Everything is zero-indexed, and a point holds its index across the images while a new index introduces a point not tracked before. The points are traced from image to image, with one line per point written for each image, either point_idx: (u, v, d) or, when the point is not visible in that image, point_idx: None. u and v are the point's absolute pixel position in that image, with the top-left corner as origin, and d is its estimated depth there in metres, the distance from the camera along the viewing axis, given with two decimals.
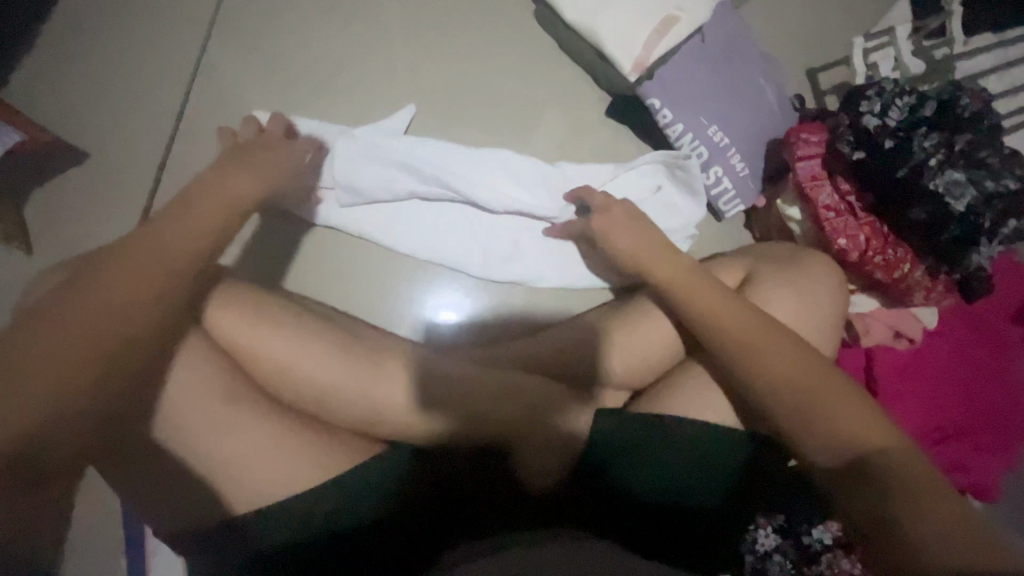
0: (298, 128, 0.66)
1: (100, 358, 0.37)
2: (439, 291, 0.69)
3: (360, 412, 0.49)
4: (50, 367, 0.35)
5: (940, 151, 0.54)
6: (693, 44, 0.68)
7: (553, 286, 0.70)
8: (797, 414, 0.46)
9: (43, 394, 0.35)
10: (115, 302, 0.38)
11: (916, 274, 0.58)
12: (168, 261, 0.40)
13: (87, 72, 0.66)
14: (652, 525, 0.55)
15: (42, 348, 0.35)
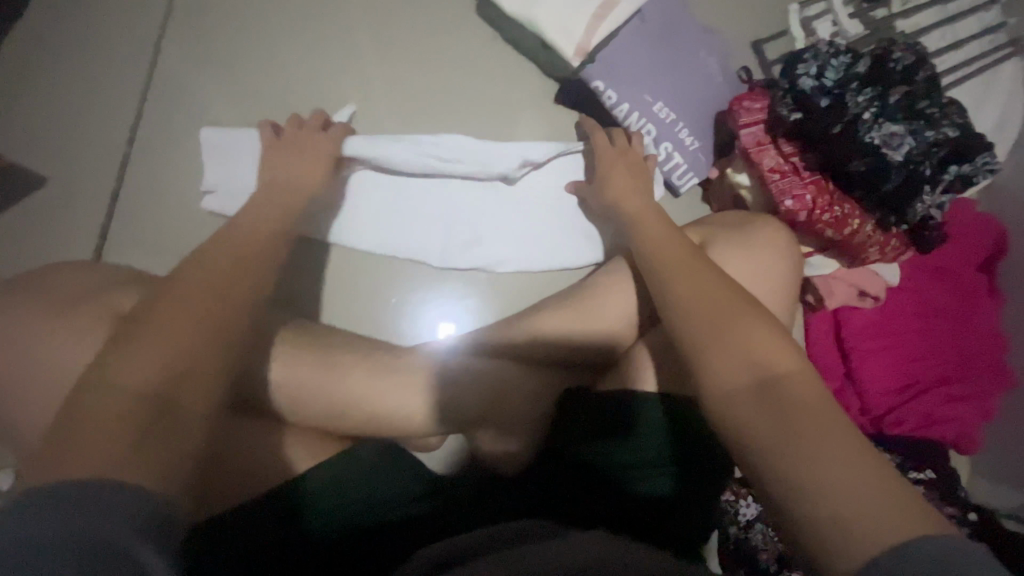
0: (215, 137, 0.66)
1: (200, 334, 0.38)
2: (415, 291, 0.69)
3: (327, 403, 0.52)
4: (154, 350, 0.36)
5: (874, 105, 0.55)
6: (632, 26, 0.69)
7: (514, 270, 0.71)
8: (702, 346, 0.44)
9: (149, 369, 0.35)
10: (199, 294, 0.40)
11: (866, 229, 0.59)
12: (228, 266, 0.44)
13: (41, 99, 0.67)
14: (626, 512, 0.53)
15: (148, 336, 0.37)
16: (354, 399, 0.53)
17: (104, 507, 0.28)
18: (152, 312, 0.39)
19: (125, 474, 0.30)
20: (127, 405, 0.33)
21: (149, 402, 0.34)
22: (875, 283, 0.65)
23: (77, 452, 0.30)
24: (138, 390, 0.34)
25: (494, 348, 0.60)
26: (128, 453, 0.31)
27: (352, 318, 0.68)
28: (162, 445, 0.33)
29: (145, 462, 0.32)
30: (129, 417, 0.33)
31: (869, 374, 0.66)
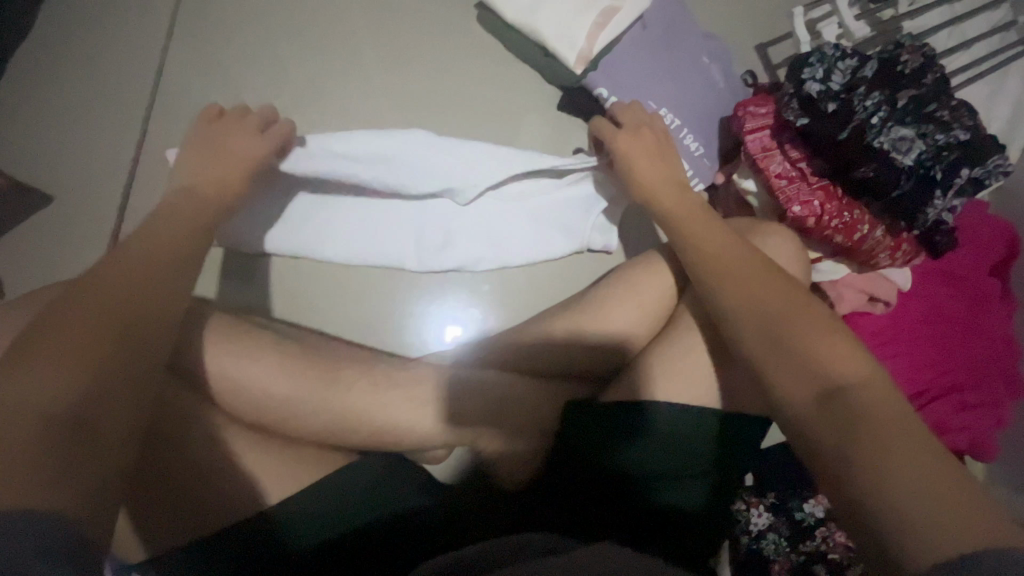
0: None
1: (122, 343, 0.36)
2: (416, 301, 0.70)
3: (329, 419, 0.51)
4: (66, 361, 0.34)
5: (883, 108, 0.54)
6: (634, 32, 0.69)
7: (492, 267, 0.71)
8: (758, 361, 0.46)
9: (65, 381, 0.33)
10: (116, 300, 0.38)
11: (877, 235, 0.58)
12: (145, 270, 0.41)
13: (50, 115, 0.68)
14: (634, 521, 0.53)
15: (58, 344, 0.34)
16: (356, 418, 0.51)
17: (20, 534, 0.27)
18: (61, 316, 0.36)
19: (43, 499, 0.29)
20: (42, 421, 0.32)
21: (73, 418, 0.33)
22: (886, 289, 0.64)
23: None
24: (56, 404, 0.32)
25: (497, 358, 0.60)
26: (51, 474, 0.30)
27: (355, 332, 0.68)
28: (82, 464, 0.32)
29: (62, 483, 0.31)
30: (51, 436, 0.31)
31: None
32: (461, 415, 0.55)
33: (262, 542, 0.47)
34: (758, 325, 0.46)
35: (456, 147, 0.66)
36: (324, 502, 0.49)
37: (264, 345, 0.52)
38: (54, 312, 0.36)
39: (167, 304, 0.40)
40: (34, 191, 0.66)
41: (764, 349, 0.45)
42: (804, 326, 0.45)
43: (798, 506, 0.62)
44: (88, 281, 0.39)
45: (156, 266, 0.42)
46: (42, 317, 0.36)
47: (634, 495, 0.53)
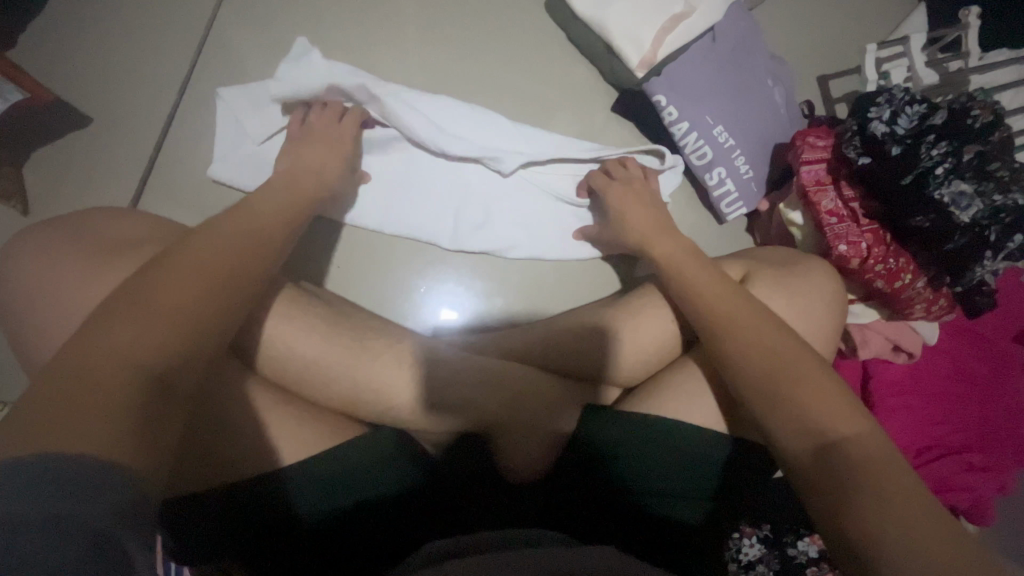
0: (235, 96, 0.63)
1: (205, 313, 0.36)
2: (443, 283, 0.69)
3: (348, 387, 0.51)
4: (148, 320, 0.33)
5: (949, 159, 0.52)
6: (703, 43, 0.67)
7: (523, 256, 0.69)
8: (767, 403, 0.44)
9: (147, 340, 0.33)
10: (206, 266, 0.38)
11: (918, 285, 0.57)
12: (233, 241, 0.41)
13: (100, 36, 0.66)
14: (632, 528, 0.54)
15: (143, 302, 0.34)
16: (376, 387, 0.52)
17: (96, 487, 0.26)
18: (151, 274, 0.36)
19: (114, 449, 0.28)
20: (123, 377, 0.31)
21: (151, 379, 0.32)
22: (912, 340, 0.64)
23: (62, 422, 0.27)
24: (139, 360, 0.32)
25: (519, 354, 0.60)
26: (120, 420, 0.29)
27: (376, 304, 0.67)
28: (150, 429, 0.30)
29: (138, 437, 0.29)
30: (130, 389, 0.30)
31: (893, 430, 0.64)
32: (474, 404, 0.55)
33: (267, 508, 0.46)
34: (771, 369, 0.45)
35: (497, 128, 0.68)
36: (335, 473, 0.48)
37: (290, 305, 0.51)
38: (148, 272, 0.37)
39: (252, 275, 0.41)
40: (74, 112, 0.64)
41: (795, 392, 0.43)
42: (816, 370, 0.45)
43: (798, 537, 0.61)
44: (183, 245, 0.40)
45: (251, 238, 0.43)
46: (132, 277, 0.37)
47: (634, 507, 0.54)
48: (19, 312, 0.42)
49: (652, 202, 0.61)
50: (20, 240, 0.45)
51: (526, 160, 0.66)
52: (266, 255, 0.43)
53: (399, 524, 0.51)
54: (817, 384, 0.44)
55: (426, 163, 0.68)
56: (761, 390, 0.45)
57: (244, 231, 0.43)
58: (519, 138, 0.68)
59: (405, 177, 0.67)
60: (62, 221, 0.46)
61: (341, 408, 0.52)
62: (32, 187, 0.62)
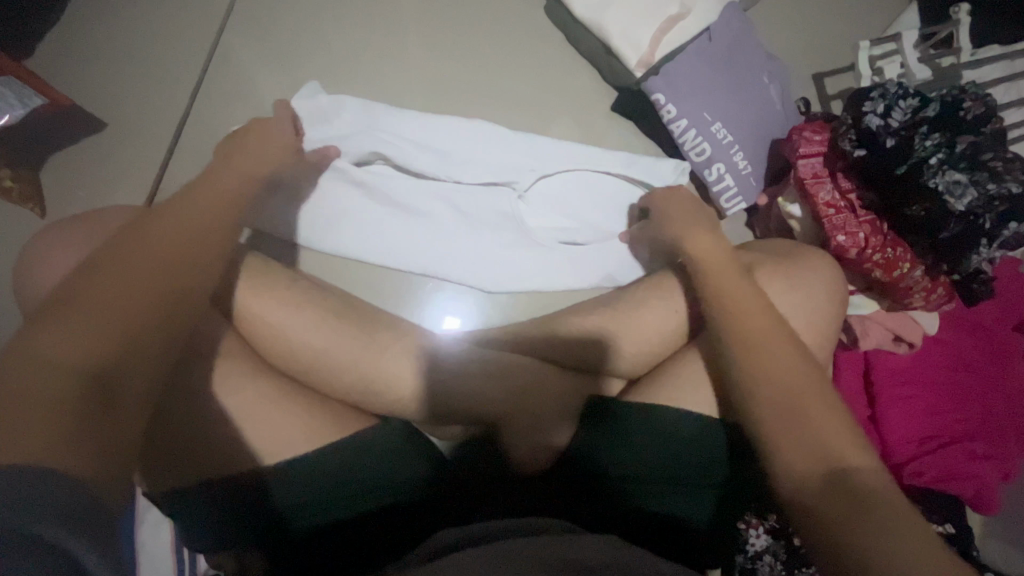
0: None
1: (153, 294, 0.36)
2: (450, 290, 0.70)
3: (357, 381, 0.52)
4: (99, 312, 0.33)
5: (942, 150, 0.53)
6: (700, 43, 0.69)
7: (530, 263, 0.69)
8: (772, 389, 0.45)
9: (97, 333, 0.32)
10: (161, 274, 0.37)
11: (916, 275, 0.58)
12: (179, 229, 0.40)
13: (114, 45, 0.68)
14: (641, 519, 0.53)
15: (96, 295, 0.34)
16: (382, 381, 0.53)
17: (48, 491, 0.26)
18: (103, 267, 0.36)
19: (49, 446, 0.27)
20: (72, 368, 0.31)
21: (108, 372, 0.32)
22: (913, 330, 0.65)
23: (15, 422, 0.27)
24: (95, 354, 0.32)
25: (524, 348, 0.61)
26: (78, 414, 0.29)
27: (380, 297, 0.68)
28: (97, 418, 0.30)
29: (88, 433, 0.29)
30: (80, 378, 0.31)
31: (893, 418, 0.65)
32: (482, 397, 0.56)
33: (278, 497, 0.46)
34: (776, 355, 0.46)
35: (510, 146, 0.70)
36: (344, 463, 0.49)
37: (298, 299, 0.52)
38: (96, 266, 0.36)
39: (215, 270, 0.41)
40: (89, 117, 0.66)
41: (799, 382, 0.44)
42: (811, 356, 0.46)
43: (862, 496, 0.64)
44: (120, 242, 0.38)
45: (205, 216, 0.42)
46: (52, 304, 0.33)
47: (642, 499, 0.54)
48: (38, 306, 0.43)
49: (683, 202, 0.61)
50: (42, 240, 0.46)
51: (537, 175, 0.69)
52: (220, 242, 0.42)
53: (404, 515, 0.51)
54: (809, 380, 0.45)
55: (442, 186, 0.69)
56: (768, 376, 0.45)
57: (207, 222, 0.42)
58: (529, 150, 0.70)
59: (416, 197, 0.68)
60: (83, 218, 0.48)
61: (350, 403, 0.53)
62: (49, 191, 0.63)
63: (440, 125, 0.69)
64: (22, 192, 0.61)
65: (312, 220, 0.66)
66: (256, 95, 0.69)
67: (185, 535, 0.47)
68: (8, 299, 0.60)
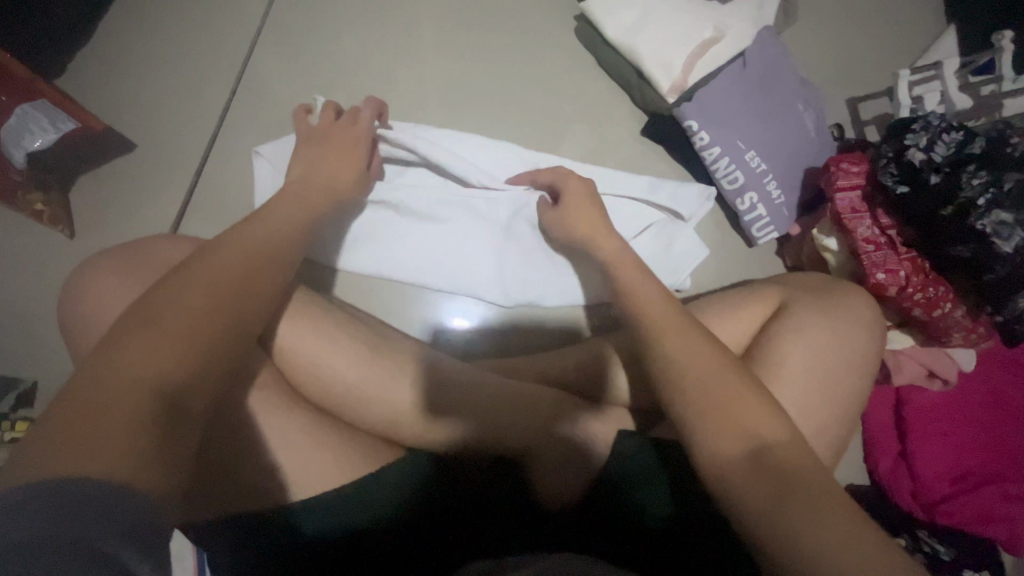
0: (277, 147, 0.63)
1: (215, 320, 0.36)
2: (463, 310, 0.70)
3: (386, 414, 0.52)
4: (155, 340, 0.33)
5: (992, 189, 0.52)
6: (734, 69, 0.67)
7: (544, 283, 0.68)
8: None
9: (162, 359, 0.32)
10: (226, 301, 0.37)
11: (957, 314, 0.58)
12: (239, 256, 0.41)
13: (144, 64, 0.68)
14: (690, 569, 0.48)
15: (161, 322, 0.34)
16: (411, 413, 0.52)
17: (113, 512, 0.26)
18: (170, 291, 0.36)
19: (112, 467, 0.27)
20: (137, 396, 0.30)
21: (167, 401, 0.31)
22: (947, 366, 0.63)
23: (82, 448, 0.27)
24: (157, 383, 0.31)
25: (549, 376, 0.61)
26: (142, 443, 0.29)
27: (386, 308, 0.69)
28: (161, 448, 0.30)
29: (152, 457, 0.29)
30: (145, 406, 0.30)
31: (925, 454, 0.64)
32: (510, 427, 0.54)
33: (304, 530, 0.45)
34: None
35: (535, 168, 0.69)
36: (373, 496, 0.48)
37: (330, 329, 0.52)
38: (154, 295, 0.36)
39: (263, 297, 0.40)
40: (119, 137, 0.66)
41: None
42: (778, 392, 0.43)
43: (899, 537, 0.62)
44: (185, 269, 0.39)
45: (264, 243, 0.43)
46: (117, 329, 0.34)
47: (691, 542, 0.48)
48: (79, 339, 0.43)
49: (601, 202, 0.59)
50: (81, 271, 0.46)
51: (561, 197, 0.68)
52: (274, 267, 0.42)
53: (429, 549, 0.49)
54: (767, 404, 0.41)
55: (467, 204, 0.67)
56: None
57: (257, 253, 0.42)
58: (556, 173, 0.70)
59: (440, 217, 0.67)
60: (121, 249, 0.48)
61: (379, 435, 0.53)
62: (80, 211, 0.63)
63: (467, 145, 0.68)
64: (53, 215, 0.61)
65: (340, 244, 0.66)
66: (284, 114, 0.68)
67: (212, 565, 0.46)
68: (43, 320, 0.61)
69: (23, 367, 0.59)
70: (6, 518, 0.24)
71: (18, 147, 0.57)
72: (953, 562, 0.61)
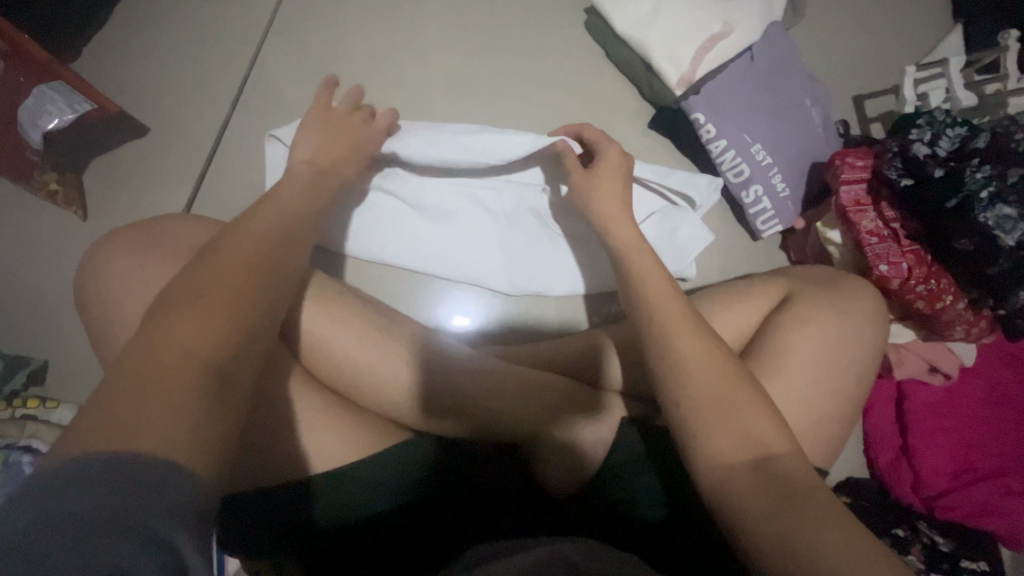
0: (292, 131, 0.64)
1: (256, 295, 0.36)
2: (467, 300, 0.70)
3: (394, 395, 0.52)
4: (204, 315, 0.33)
5: (993, 183, 0.52)
6: (741, 63, 0.68)
7: (551, 270, 0.69)
8: None
9: (212, 334, 0.33)
10: (262, 275, 0.38)
11: (958, 307, 0.58)
12: (271, 231, 0.41)
13: (158, 49, 0.69)
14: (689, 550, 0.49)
15: (204, 297, 0.34)
16: (418, 394, 0.52)
17: (161, 492, 0.25)
18: (209, 264, 0.37)
19: (167, 443, 0.27)
20: (190, 372, 0.30)
21: (217, 376, 0.31)
22: (949, 361, 0.64)
23: (132, 426, 0.27)
24: (205, 358, 0.32)
25: (553, 364, 0.62)
26: (197, 417, 0.29)
27: (390, 295, 0.69)
28: (214, 422, 0.30)
29: (204, 433, 0.29)
30: (197, 382, 0.30)
31: (925, 449, 0.64)
32: (515, 413, 0.54)
33: (315, 506, 0.46)
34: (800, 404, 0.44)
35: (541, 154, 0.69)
36: (382, 476, 0.48)
37: (345, 311, 0.53)
38: (192, 272, 0.36)
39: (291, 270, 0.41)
40: (132, 121, 0.66)
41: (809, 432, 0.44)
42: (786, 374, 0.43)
43: (894, 526, 0.62)
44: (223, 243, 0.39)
45: (284, 221, 0.43)
46: (158, 304, 0.34)
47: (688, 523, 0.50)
48: (97, 313, 0.44)
49: (615, 188, 0.58)
50: (98, 248, 0.47)
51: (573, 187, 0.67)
52: (298, 241, 0.43)
53: (444, 530, 0.51)
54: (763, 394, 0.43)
55: (475, 192, 0.68)
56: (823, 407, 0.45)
57: (273, 232, 0.42)
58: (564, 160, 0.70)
59: (448, 205, 0.68)
60: (139, 227, 0.49)
61: (389, 417, 0.53)
62: (93, 194, 0.64)
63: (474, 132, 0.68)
64: (66, 196, 0.62)
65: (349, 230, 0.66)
66: (296, 100, 0.69)
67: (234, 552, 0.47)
68: (56, 300, 0.61)
69: (36, 347, 0.60)
70: (57, 487, 0.24)
71: (35, 128, 0.59)
72: (952, 553, 0.60)
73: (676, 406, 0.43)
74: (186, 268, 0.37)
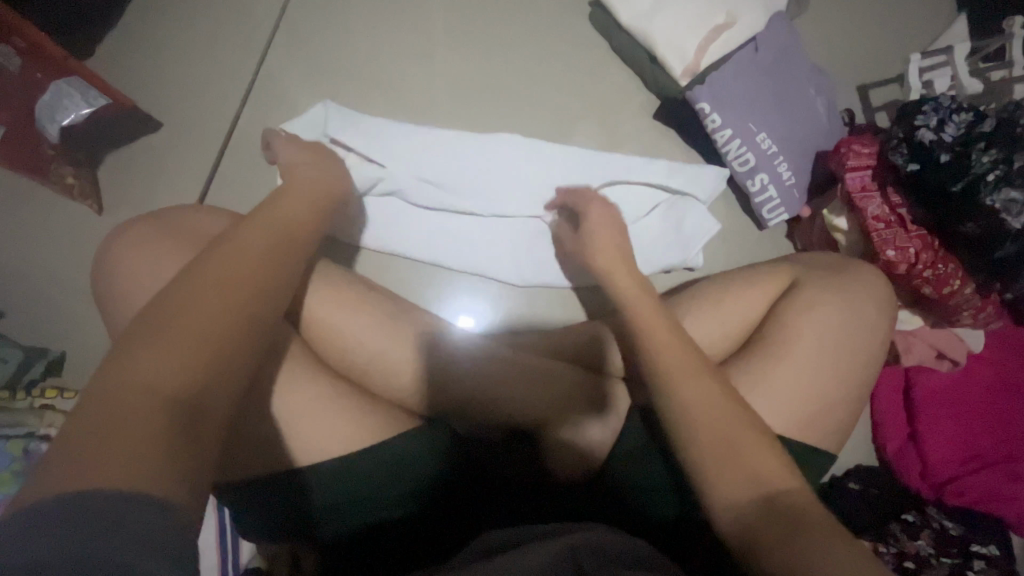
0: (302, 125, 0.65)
1: (245, 302, 0.35)
2: (478, 290, 0.71)
3: (406, 381, 0.53)
4: (168, 348, 0.31)
5: (1001, 166, 0.52)
6: (746, 53, 0.68)
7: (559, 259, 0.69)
8: None
9: (177, 364, 0.31)
10: (250, 282, 0.37)
11: (966, 291, 0.58)
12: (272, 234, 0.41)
13: (170, 46, 0.70)
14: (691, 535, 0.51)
15: (175, 319, 0.32)
16: (429, 381, 0.53)
17: (128, 524, 0.24)
18: (201, 271, 0.36)
19: (120, 479, 0.25)
20: (147, 408, 0.28)
21: (180, 408, 0.29)
22: (957, 347, 0.64)
23: (96, 457, 0.25)
24: (166, 391, 0.29)
25: (562, 353, 0.62)
26: (160, 450, 0.27)
27: (401, 286, 0.70)
28: (178, 454, 0.28)
29: (169, 465, 0.27)
30: (159, 418, 0.28)
31: (933, 435, 0.64)
32: (524, 405, 0.54)
33: (325, 490, 0.47)
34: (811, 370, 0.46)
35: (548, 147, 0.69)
36: (393, 463, 0.48)
37: (356, 299, 0.54)
38: (175, 287, 0.35)
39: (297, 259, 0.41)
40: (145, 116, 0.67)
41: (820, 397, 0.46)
42: None
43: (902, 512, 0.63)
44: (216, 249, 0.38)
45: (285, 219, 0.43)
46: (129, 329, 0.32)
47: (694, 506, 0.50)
48: (115, 299, 0.45)
49: None
50: (116, 237, 0.48)
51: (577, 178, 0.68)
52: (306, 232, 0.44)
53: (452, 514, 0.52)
54: None
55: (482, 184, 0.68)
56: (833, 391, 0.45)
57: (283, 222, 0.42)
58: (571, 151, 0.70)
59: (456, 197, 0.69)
60: (156, 216, 0.50)
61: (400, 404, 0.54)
62: (107, 188, 0.65)
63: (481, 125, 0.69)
64: (82, 190, 0.64)
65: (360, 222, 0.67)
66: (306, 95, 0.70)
67: (248, 534, 0.49)
68: (73, 292, 0.63)
69: (55, 336, 0.62)
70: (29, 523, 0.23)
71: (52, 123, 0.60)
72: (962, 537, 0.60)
73: (685, 388, 0.44)
74: (167, 284, 0.36)
